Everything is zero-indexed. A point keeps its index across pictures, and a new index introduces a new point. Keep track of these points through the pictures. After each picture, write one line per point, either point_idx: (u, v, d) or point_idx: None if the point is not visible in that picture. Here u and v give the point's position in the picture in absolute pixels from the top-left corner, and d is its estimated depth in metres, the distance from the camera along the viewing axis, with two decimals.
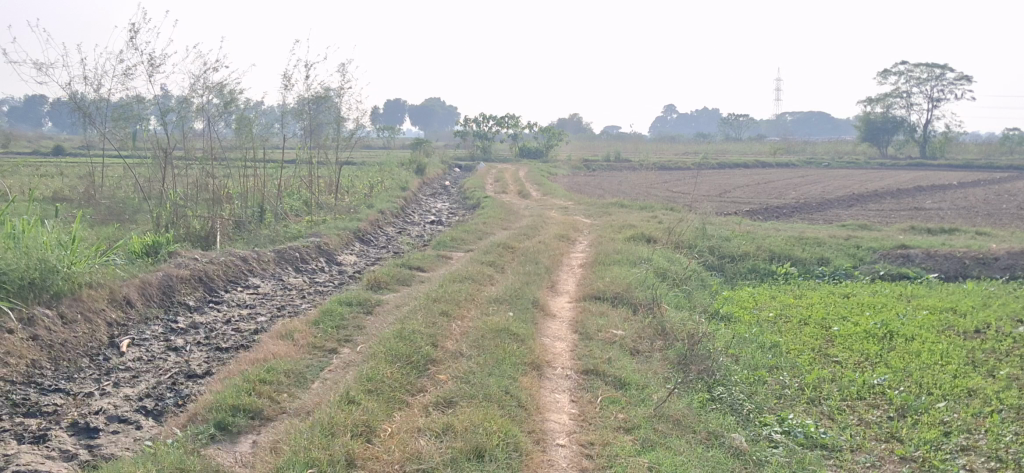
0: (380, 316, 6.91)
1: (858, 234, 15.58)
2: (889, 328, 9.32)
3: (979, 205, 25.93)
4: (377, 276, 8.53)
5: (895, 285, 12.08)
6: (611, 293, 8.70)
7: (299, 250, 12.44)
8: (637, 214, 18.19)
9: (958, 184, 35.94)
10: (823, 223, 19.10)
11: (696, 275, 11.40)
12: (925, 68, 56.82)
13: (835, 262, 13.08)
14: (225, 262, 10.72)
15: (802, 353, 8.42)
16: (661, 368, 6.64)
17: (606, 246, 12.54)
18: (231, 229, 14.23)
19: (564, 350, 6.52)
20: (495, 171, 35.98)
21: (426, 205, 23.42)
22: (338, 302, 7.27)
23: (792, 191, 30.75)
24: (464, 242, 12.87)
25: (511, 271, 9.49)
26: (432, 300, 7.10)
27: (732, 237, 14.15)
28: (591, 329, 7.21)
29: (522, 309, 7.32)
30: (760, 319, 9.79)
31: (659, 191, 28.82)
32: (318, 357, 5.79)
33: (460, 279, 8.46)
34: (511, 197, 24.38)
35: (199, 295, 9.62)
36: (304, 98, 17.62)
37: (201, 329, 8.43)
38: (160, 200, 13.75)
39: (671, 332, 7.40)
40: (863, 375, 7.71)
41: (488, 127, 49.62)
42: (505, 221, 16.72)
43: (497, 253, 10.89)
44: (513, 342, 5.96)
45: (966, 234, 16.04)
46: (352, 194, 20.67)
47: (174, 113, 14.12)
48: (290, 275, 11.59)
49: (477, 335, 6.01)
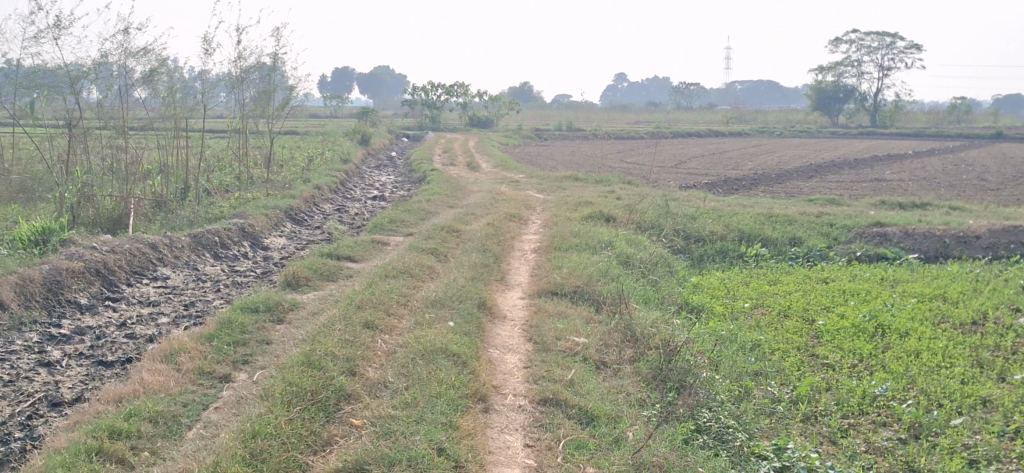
0: (292, 328, 5.68)
1: (829, 210, 14.63)
2: (880, 321, 8.31)
3: (939, 176, 25.34)
4: (295, 272, 7.28)
5: (874, 267, 11.12)
6: (570, 288, 7.56)
7: (218, 234, 11.07)
8: (594, 189, 17.07)
9: (914, 153, 35.43)
10: (787, 197, 18.18)
11: (663, 260, 10.29)
12: (874, 37, 56.46)
13: (809, 241, 12.10)
14: (129, 250, 9.35)
15: (788, 355, 7.39)
16: (632, 387, 5.51)
17: (562, 227, 11.40)
18: (148, 209, 12.77)
19: (515, 367, 5.36)
20: (445, 142, 34.63)
21: (370, 179, 22.07)
22: (242, 308, 6.01)
23: (749, 162, 29.89)
24: (404, 224, 11.61)
25: (455, 262, 8.30)
26: (356, 306, 5.88)
27: (697, 215, 13.10)
28: (548, 337, 6.06)
29: (464, 315, 6.14)
30: (735, 311, 8.75)
31: (613, 163, 27.70)
32: (203, 389, 4.56)
33: (393, 274, 7.24)
34: (460, 169, 23.11)
35: (93, 292, 8.26)
36: (235, 64, 16.12)
37: (89, 335, 7.10)
38: (66, 177, 12.22)
39: (641, 337, 6.28)
40: (861, 382, 6.69)
41: (437, 96, 48.02)
42: (451, 197, 15.49)
43: (440, 238, 9.68)
44: (452, 365, 4.81)
45: (940, 210, 15.20)
46: (289, 167, 19.26)
47: (87, 82, 12.45)
48: (206, 263, 10.24)
49: (409, 356, 4.85)
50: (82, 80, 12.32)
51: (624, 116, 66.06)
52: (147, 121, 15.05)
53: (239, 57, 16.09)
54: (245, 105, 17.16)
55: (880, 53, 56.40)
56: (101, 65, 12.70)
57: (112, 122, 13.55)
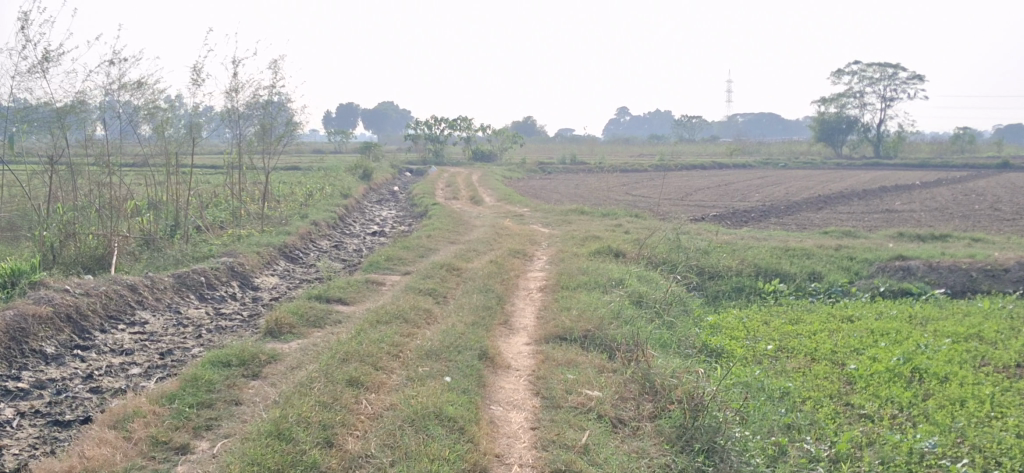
0: (269, 384, 5.04)
1: (848, 242, 13.97)
2: (915, 364, 7.62)
3: (951, 207, 24.70)
4: (278, 318, 6.63)
5: (900, 304, 10.46)
6: (580, 332, 6.89)
7: (204, 274, 10.42)
8: (600, 223, 16.45)
9: (922, 183, 34.79)
10: (799, 229, 17.53)
11: (678, 298, 9.62)
12: (878, 68, 56.15)
13: (829, 277, 11.43)
14: (105, 292, 8.69)
15: (820, 405, 6.71)
16: (654, 450, 4.82)
17: (568, 263, 10.76)
18: (134, 247, 12.13)
19: (521, 429, 4.70)
20: (448, 175, 34.03)
21: (370, 214, 21.46)
22: (212, 361, 5.37)
23: (756, 193, 29.25)
24: (402, 261, 10.98)
25: (455, 304, 7.64)
26: (341, 359, 5.22)
27: (711, 249, 12.45)
28: (557, 391, 5.39)
29: (463, 367, 5.47)
30: (758, 354, 8.08)
31: (619, 195, 27.09)
32: (154, 465, 3.93)
33: (386, 319, 6.59)
34: (462, 204, 22.50)
35: (62, 340, 7.58)
36: (231, 97, 15.54)
37: (48, 390, 6.37)
38: (49, 213, 11.59)
39: (661, 389, 5.58)
40: (905, 437, 6.00)
41: (440, 130, 47.52)
42: (452, 232, 14.86)
43: (439, 278, 9.01)
44: (450, 434, 4.14)
45: (961, 241, 14.54)
46: (287, 202, 18.67)
47: (73, 118, 11.83)
48: (189, 305, 9.59)
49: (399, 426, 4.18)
50: (69, 113, 11.71)
51: (628, 149, 65.59)
52: (140, 157, 14.46)
53: (234, 90, 15.53)
54: (241, 139, 16.58)
55: (883, 84, 56.10)
56: (88, 98, 12.10)
57: (101, 157, 12.93)
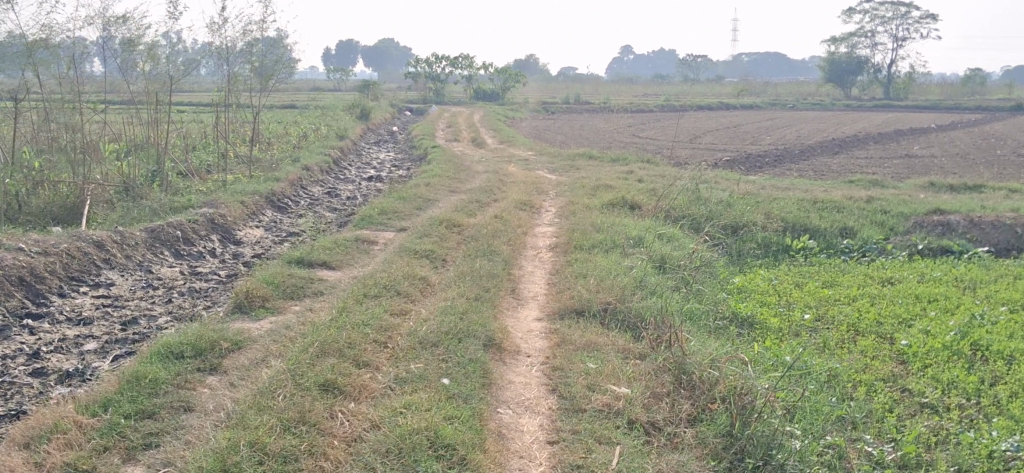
0: (229, 387, 4.19)
1: (878, 193, 12.98)
2: (974, 340, 6.72)
3: (972, 152, 23.63)
4: (250, 290, 5.74)
5: (942, 264, 9.54)
6: (599, 306, 6.00)
7: (181, 227, 9.50)
8: (610, 169, 15.46)
9: (939, 126, 33.55)
10: (820, 177, 16.52)
11: (702, 258, 8.72)
12: (891, 6, 54.54)
13: (863, 232, 10.50)
14: (66, 251, 7.75)
15: (875, 392, 5.82)
16: (697, 467, 3.96)
17: (580, 218, 9.83)
18: (111, 195, 11.19)
19: (537, 448, 3.84)
20: (448, 115, 32.85)
21: (367, 156, 20.43)
22: (163, 354, 4.51)
23: (767, 136, 28.14)
24: (397, 214, 10.07)
25: (456, 270, 6.74)
26: (317, 355, 4.35)
27: (733, 200, 11.51)
28: (578, 389, 4.52)
29: (466, 361, 4.59)
30: (795, 324, 7.17)
31: (625, 138, 26.03)
32: None
33: (376, 293, 5.71)
34: (463, 147, 21.46)
35: (12, 307, 6.65)
36: (216, 32, 14.39)
37: None
38: (15, 159, 10.61)
39: (700, 383, 4.69)
40: (979, 435, 5.11)
41: (441, 68, 46.11)
42: (453, 179, 13.91)
43: (439, 236, 8.11)
44: None
45: (998, 193, 13.55)
46: (278, 144, 17.65)
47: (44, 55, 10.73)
48: (162, 263, 8.66)
49: None
50: (40, 49, 10.57)
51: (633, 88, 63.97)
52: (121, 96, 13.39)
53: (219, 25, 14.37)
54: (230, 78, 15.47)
55: (895, 23, 54.44)
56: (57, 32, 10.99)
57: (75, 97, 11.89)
